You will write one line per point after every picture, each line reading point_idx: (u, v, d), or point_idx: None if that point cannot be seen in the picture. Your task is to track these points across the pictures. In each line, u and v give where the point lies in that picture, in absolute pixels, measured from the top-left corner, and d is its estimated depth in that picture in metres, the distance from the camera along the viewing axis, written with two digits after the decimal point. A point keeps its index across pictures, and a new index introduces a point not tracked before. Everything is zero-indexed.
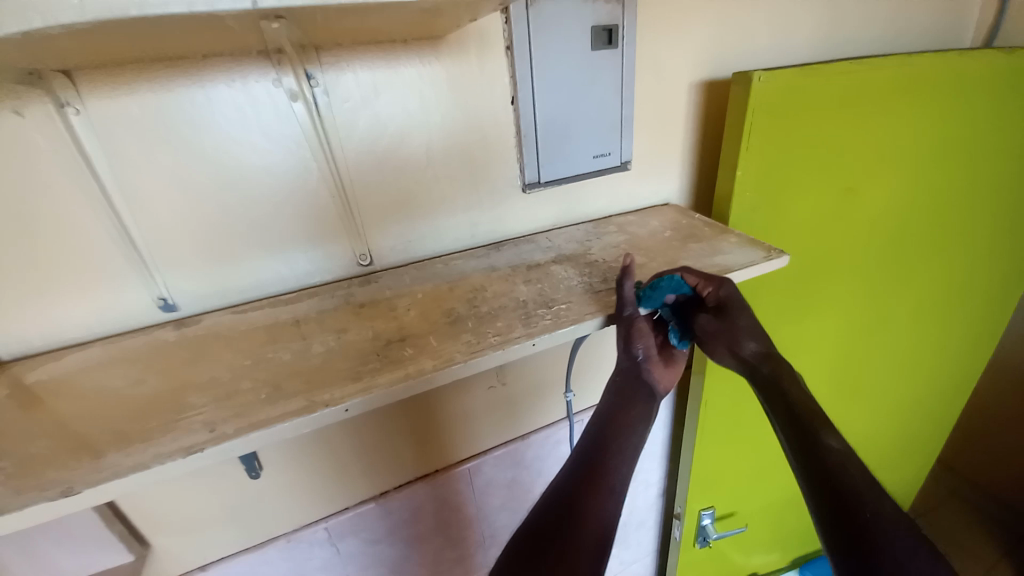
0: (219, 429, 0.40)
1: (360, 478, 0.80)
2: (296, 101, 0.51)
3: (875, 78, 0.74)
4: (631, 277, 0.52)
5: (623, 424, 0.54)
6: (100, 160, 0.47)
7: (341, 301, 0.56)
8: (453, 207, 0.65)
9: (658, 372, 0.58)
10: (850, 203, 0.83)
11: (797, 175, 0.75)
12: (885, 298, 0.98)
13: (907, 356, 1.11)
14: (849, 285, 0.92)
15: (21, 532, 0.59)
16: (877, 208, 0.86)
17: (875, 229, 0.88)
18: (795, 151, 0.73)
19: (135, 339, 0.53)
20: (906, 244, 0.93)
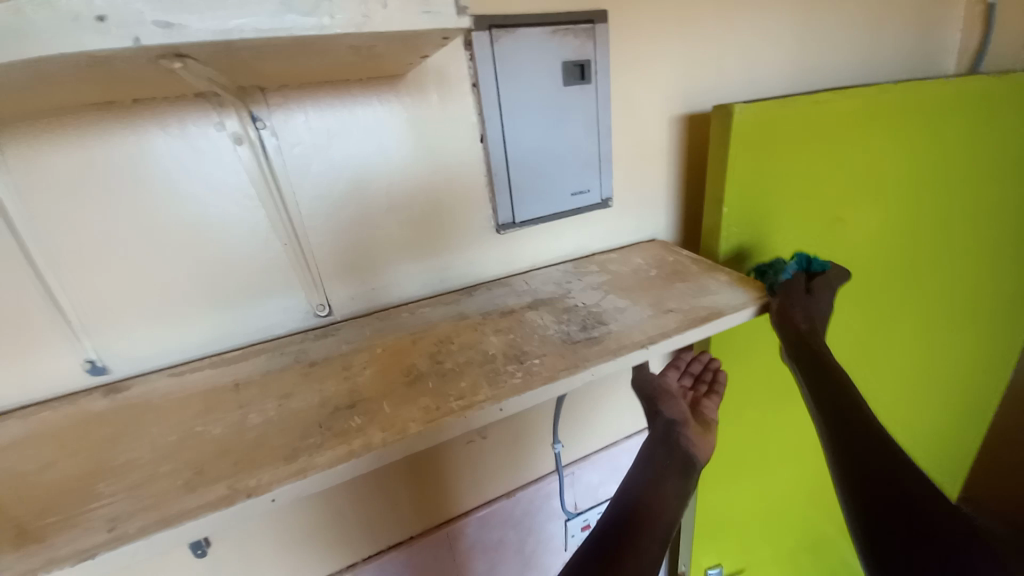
0: (119, 528, 0.33)
1: (325, 548, 0.72)
2: (241, 145, 0.47)
3: (841, 110, 0.71)
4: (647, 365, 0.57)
5: (663, 470, 0.56)
6: (17, 213, 0.43)
7: (292, 359, 0.51)
8: (421, 251, 0.61)
9: (695, 436, 0.63)
10: (829, 238, 0.78)
11: (777, 210, 0.71)
12: (885, 338, 0.93)
13: (908, 392, 1.03)
14: (846, 326, 0.86)
15: None
16: (858, 241, 0.81)
17: (858, 265, 0.82)
18: (774, 185, 0.69)
19: (56, 410, 0.47)
20: (893, 277, 0.88)
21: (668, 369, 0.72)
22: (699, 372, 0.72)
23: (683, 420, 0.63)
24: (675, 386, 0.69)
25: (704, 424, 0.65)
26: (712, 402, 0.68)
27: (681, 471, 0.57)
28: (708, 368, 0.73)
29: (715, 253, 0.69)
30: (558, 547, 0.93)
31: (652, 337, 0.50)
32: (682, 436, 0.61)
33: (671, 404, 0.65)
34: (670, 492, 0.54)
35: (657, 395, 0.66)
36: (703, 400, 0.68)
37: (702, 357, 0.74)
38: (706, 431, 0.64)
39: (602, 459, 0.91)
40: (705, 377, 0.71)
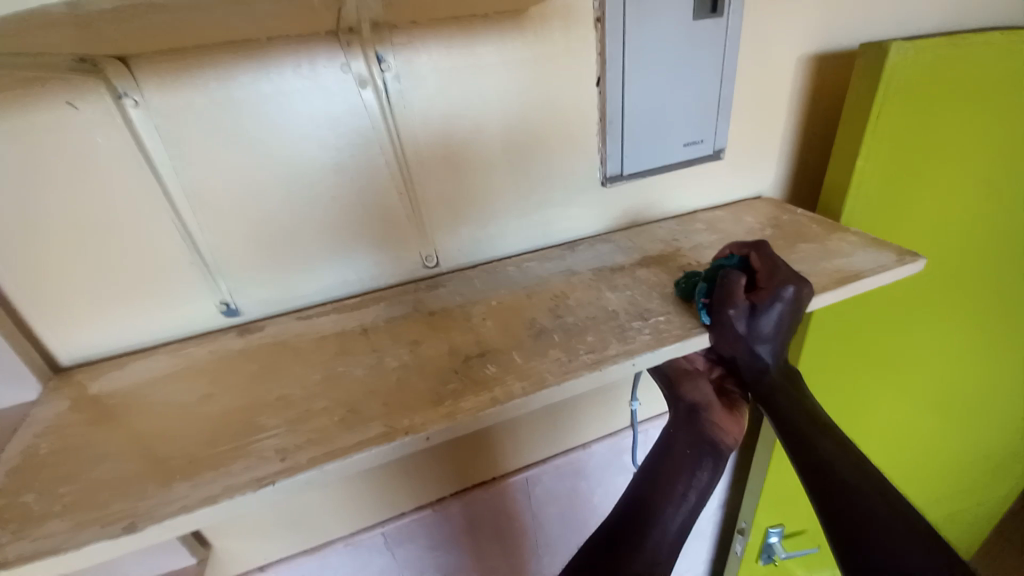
0: (292, 458, 0.35)
1: (416, 485, 0.75)
2: (366, 88, 0.46)
3: (990, 49, 0.59)
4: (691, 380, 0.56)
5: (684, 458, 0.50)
6: (160, 156, 0.43)
7: (409, 309, 0.52)
8: (526, 204, 0.59)
9: (721, 421, 0.53)
10: (948, 200, 0.68)
11: (906, 167, 0.63)
12: (980, 333, 0.85)
13: (1001, 370, 0.94)
14: (935, 317, 0.79)
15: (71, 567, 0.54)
16: (975, 205, 0.70)
17: (971, 232, 0.72)
18: (907, 136, 0.60)
19: (198, 346, 0.49)
20: (1010, 245, 0.77)
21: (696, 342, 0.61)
22: None
23: (709, 405, 0.54)
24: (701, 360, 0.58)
25: (733, 406, 0.54)
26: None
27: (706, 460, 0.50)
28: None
29: (837, 213, 0.64)
30: None
31: None
32: (705, 424, 0.52)
33: (693, 386, 0.56)
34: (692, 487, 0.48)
35: (678, 376, 0.57)
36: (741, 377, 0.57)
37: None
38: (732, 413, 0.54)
39: None
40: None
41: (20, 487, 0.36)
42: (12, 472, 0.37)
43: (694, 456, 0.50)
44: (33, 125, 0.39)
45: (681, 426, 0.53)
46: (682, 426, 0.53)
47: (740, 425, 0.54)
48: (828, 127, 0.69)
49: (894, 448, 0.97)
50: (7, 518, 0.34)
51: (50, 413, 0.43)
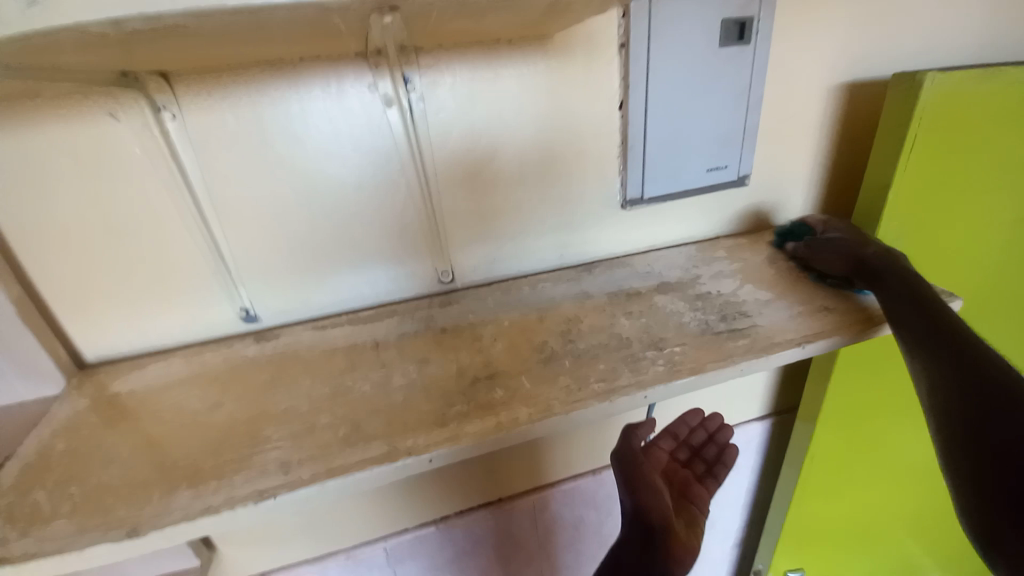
0: (294, 473, 0.35)
1: (421, 501, 0.74)
2: (391, 107, 0.47)
3: None
4: (649, 490, 0.52)
5: None
6: (192, 167, 0.45)
7: (421, 325, 0.52)
8: (543, 224, 0.58)
9: (679, 539, 0.52)
10: (983, 238, 0.65)
11: (940, 201, 0.60)
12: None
13: None
14: None
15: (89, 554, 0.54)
16: (1012, 246, 0.67)
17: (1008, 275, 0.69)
18: (942, 170, 0.58)
19: (214, 351, 0.50)
20: None
21: (662, 436, 0.62)
22: (700, 444, 0.62)
23: (668, 521, 0.52)
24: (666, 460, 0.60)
25: (689, 520, 0.56)
26: (704, 488, 0.59)
27: None
28: (715, 444, 0.62)
29: None
30: None
31: (806, 337, 0.46)
32: (665, 544, 0.50)
33: (653, 495, 0.52)
34: None
35: (638, 482, 0.52)
36: (695, 484, 0.59)
37: (710, 424, 0.63)
38: (687, 529, 0.54)
39: None
40: (704, 455, 0.62)
41: (33, 484, 0.37)
42: (26, 468, 0.38)
43: None
44: (79, 136, 0.42)
45: (636, 543, 0.50)
46: (634, 541, 0.51)
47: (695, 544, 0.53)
48: (860, 157, 0.67)
49: (920, 498, 0.91)
50: (17, 514, 0.35)
51: (68, 410, 0.44)
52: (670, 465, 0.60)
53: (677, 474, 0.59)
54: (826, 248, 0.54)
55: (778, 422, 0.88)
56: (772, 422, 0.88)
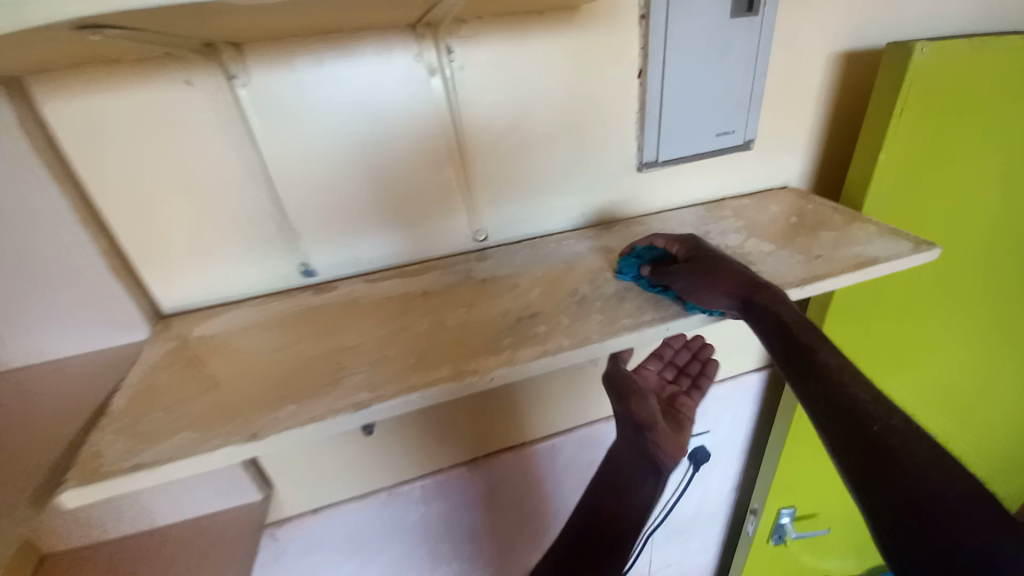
0: (378, 389, 0.42)
1: (453, 443, 0.82)
2: (434, 75, 0.52)
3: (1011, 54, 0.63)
4: (637, 399, 0.60)
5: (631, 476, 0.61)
6: (259, 130, 0.50)
7: (463, 276, 0.58)
8: (567, 185, 0.64)
9: (666, 438, 0.60)
10: (960, 198, 0.72)
11: (925, 162, 0.66)
12: (978, 338, 0.89)
13: (995, 379, 0.97)
14: (935, 315, 0.83)
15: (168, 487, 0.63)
16: (980, 208, 0.74)
17: (975, 235, 0.76)
18: (928, 133, 0.64)
19: (279, 301, 0.56)
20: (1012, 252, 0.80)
21: (650, 359, 0.69)
22: (684, 363, 0.69)
23: (653, 423, 0.59)
24: (654, 378, 0.67)
25: (677, 424, 0.62)
26: (690, 398, 0.64)
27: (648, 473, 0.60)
28: (698, 360, 0.69)
29: (857, 204, 0.68)
30: None
31: (805, 279, 0.52)
32: (651, 441, 0.59)
33: (640, 403, 0.60)
34: (639, 500, 0.60)
35: (628, 393, 0.60)
36: (683, 395, 0.65)
37: (693, 344, 0.70)
38: (675, 431, 0.61)
39: None
40: (690, 370, 0.68)
41: (152, 405, 0.43)
42: (141, 393, 0.45)
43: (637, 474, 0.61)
44: (158, 102, 0.46)
45: (629, 442, 0.62)
46: (630, 438, 0.62)
47: (681, 442, 0.60)
48: (854, 123, 0.72)
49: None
50: (146, 427, 0.41)
51: (163, 350, 0.50)
52: (658, 383, 0.67)
53: (665, 389, 0.66)
54: (698, 282, 0.48)
55: (773, 372, 0.96)
56: (768, 373, 0.96)
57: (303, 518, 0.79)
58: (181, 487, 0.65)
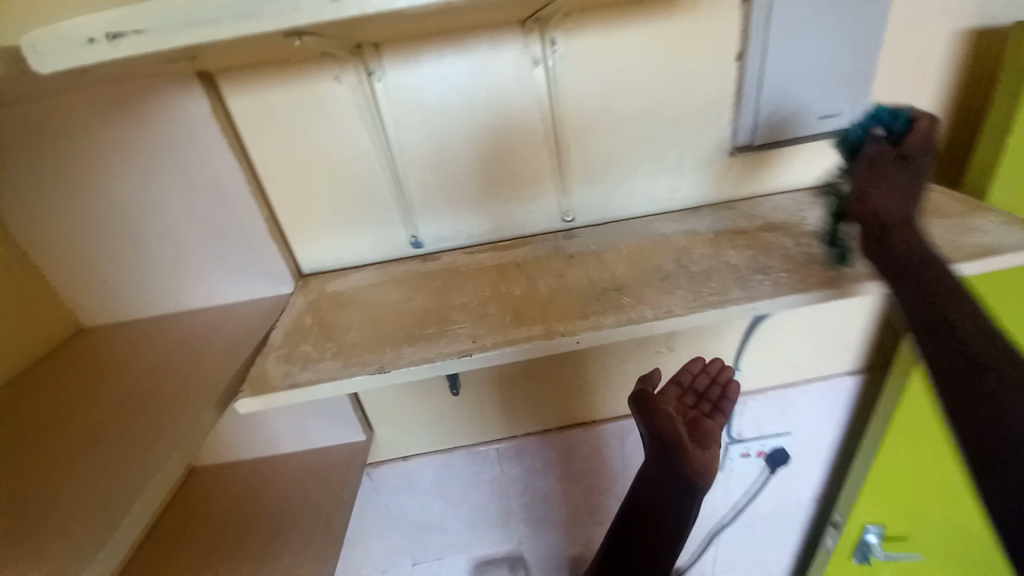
0: (480, 340, 0.48)
1: (529, 411, 0.88)
2: (538, 65, 0.57)
3: None
4: (664, 420, 0.60)
5: (661, 499, 0.63)
6: (387, 117, 0.58)
7: (551, 251, 0.63)
8: (657, 169, 0.66)
9: (695, 456, 0.61)
10: None
11: None
12: None
13: None
14: None
15: (292, 419, 0.75)
16: None
17: None
18: None
19: (393, 267, 0.65)
20: None
21: (668, 384, 0.67)
22: (702, 386, 0.68)
23: (680, 439, 0.60)
24: (675, 402, 0.65)
25: (703, 445, 0.63)
26: (714, 421, 0.65)
27: (677, 493, 0.62)
28: (716, 383, 0.68)
29: (982, 193, 0.62)
30: None
31: None
32: (681, 460, 0.60)
33: (665, 421, 0.60)
34: (672, 518, 0.63)
35: (653, 413, 0.60)
36: (705, 419, 0.65)
37: (710, 367, 0.69)
38: (703, 451, 0.62)
39: (776, 394, 0.89)
40: (711, 395, 0.67)
41: (301, 340, 0.53)
42: (293, 331, 0.55)
43: (670, 497, 0.62)
44: (312, 94, 0.56)
45: (656, 467, 0.63)
46: (661, 460, 0.62)
47: (709, 459, 0.61)
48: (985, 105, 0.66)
49: None
50: (298, 355, 0.51)
51: (305, 300, 0.61)
52: (679, 406, 0.65)
53: (687, 414, 0.65)
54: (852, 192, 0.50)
55: (870, 375, 0.90)
56: (863, 376, 0.90)
57: (395, 463, 0.89)
58: (304, 420, 0.76)
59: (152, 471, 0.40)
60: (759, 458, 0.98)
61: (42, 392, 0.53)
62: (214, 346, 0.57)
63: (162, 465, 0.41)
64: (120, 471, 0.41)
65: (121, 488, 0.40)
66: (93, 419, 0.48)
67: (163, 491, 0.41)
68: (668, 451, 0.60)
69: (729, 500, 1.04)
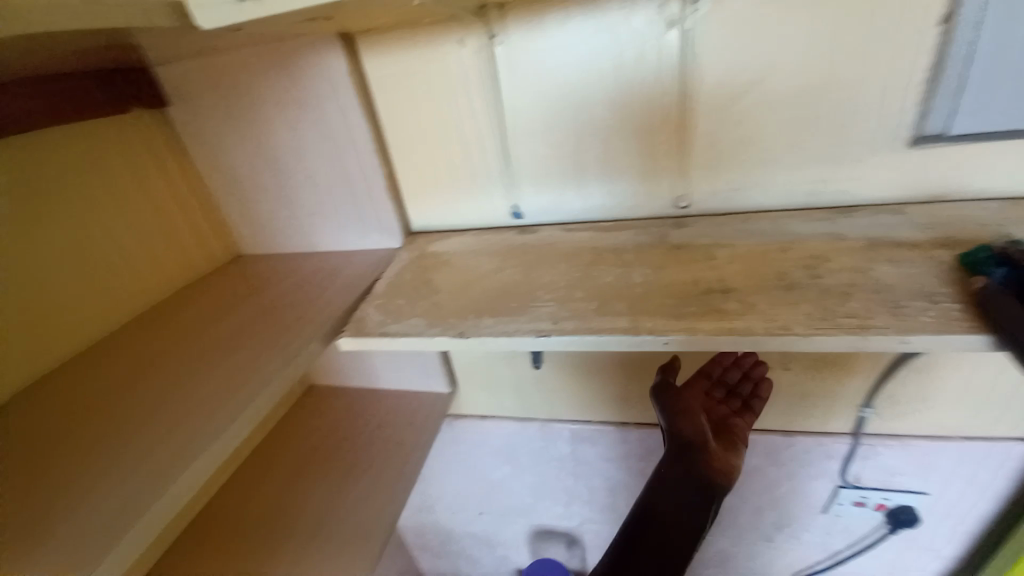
0: (560, 323, 0.47)
1: (608, 402, 0.84)
2: (671, 28, 0.51)
3: None
4: (685, 417, 0.58)
5: (676, 513, 0.55)
6: (503, 82, 0.58)
7: (655, 239, 0.57)
8: (805, 155, 0.55)
9: (718, 455, 0.57)
10: None
11: None
12: None
13: None
14: None
15: (388, 361, 0.83)
16: None
17: None
18: None
19: (490, 235, 0.66)
20: None
21: (697, 377, 0.64)
22: (735, 382, 0.64)
23: (703, 439, 0.57)
24: (701, 398, 0.62)
25: (728, 443, 0.59)
26: (742, 420, 0.61)
27: (699, 503, 0.55)
28: (750, 380, 0.64)
29: None
30: (815, 507, 0.85)
31: None
32: (700, 459, 0.56)
33: (686, 418, 0.58)
34: (689, 536, 0.54)
35: (677, 410, 0.58)
36: (733, 417, 0.61)
37: (744, 360, 0.65)
38: (727, 450, 0.58)
39: (919, 445, 0.73)
40: (741, 391, 0.64)
41: (398, 294, 0.57)
42: (393, 284, 0.60)
43: (687, 507, 0.55)
44: (437, 57, 0.58)
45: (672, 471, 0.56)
46: (680, 461, 0.56)
47: (734, 459, 0.57)
48: None
49: None
50: (394, 307, 0.55)
51: (409, 257, 0.65)
52: (707, 402, 0.62)
53: (715, 411, 0.61)
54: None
55: None
56: None
57: (471, 421, 0.94)
58: (396, 364, 0.84)
59: (264, 386, 0.48)
60: (877, 511, 0.82)
61: (196, 309, 0.66)
62: (314, 294, 0.63)
63: (240, 415, 0.46)
64: (210, 408, 0.47)
65: (241, 392, 0.48)
66: (212, 344, 0.57)
67: (258, 415, 0.48)
68: (688, 450, 0.57)
69: (826, 548, 0.90)
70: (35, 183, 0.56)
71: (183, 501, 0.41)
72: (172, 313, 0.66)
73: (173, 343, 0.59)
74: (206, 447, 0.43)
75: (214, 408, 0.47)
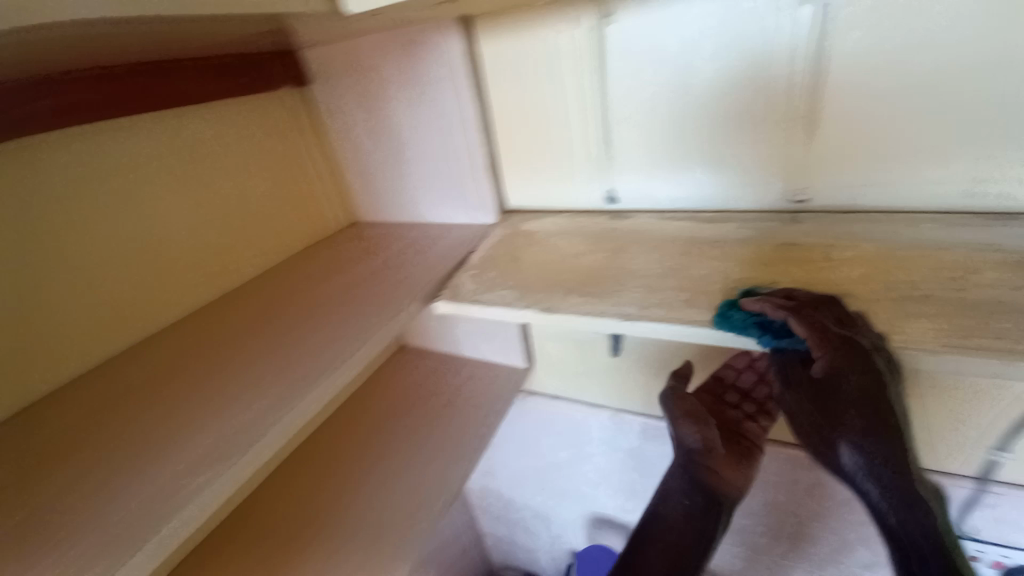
0: (645, 308, 0.47)
1: None
2: (804, 6, 0.47)
3: None
4: (689, 423, 0.51)
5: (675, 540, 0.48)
6: (612, 64, 0.58)
7: (759, 234, 0.54)
8: (955, 151, 0.48)
9: (727, 469, 0.50)
10: None
11: None
12: None
13: None
14: None
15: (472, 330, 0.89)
16: None
17: None
18: None
19: (582, 218, 0.67)
20: None
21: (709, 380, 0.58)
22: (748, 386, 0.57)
23: (712, 447, 0.50)
24: (713, 401, 0.55)
25: (742, 455, 0.51)
26: (756, 426, 0.54)
27: (703, 529, 0.48)
28: (762, 382, 0.57)
29: None
30: None
31: None
32: (709, 472, 0.49)
33: (691, 425, 0.51)
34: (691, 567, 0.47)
35: (681, 416, 0.52)
36: (747, 423, 0.54)
37: (756, 362, 0.58)
38: (740, 463, 0.50)
39: None
40: (756, 396, 0.57)
41: (489, 267, 0.61)
42: (484, 258, 0.63)
43: (689, 539, 0.48)
44: (548, 39, 0.60)
45: (678, 489, 0.51)
46: (682, 474, 0.51)
47: (745, 474, 0.50)
48: None
49: None
50: (484, 276, 0.59)
51: (501, 234, 0.68)
52: (719, 406, 0.55)
53: (729, 419, 0.54)
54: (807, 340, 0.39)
55: None
56: None
57: (543, 400, 0.96)
58: (479, 333, 0.89)
59: (296, 399, 0.47)
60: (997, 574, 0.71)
61: (254, 304, 0.67)
62: (379, 287, 0.65)
63: (269, 428, 0.45)
64: (236, 422, 0.46)
65: (273, 403, 0.47)
66: (253, 349, 0.57)
67: (288, 430, 0.46)
68: (691, 461, 0.50)
69: None
70: (131, 172, 0.61)
71: (207, 514, 0.41)
72: (231, 308, 0.67)
73: (226, 335, 0.60)
74: (235, 457, 0.42)
75: (252, 408, 0.47)
